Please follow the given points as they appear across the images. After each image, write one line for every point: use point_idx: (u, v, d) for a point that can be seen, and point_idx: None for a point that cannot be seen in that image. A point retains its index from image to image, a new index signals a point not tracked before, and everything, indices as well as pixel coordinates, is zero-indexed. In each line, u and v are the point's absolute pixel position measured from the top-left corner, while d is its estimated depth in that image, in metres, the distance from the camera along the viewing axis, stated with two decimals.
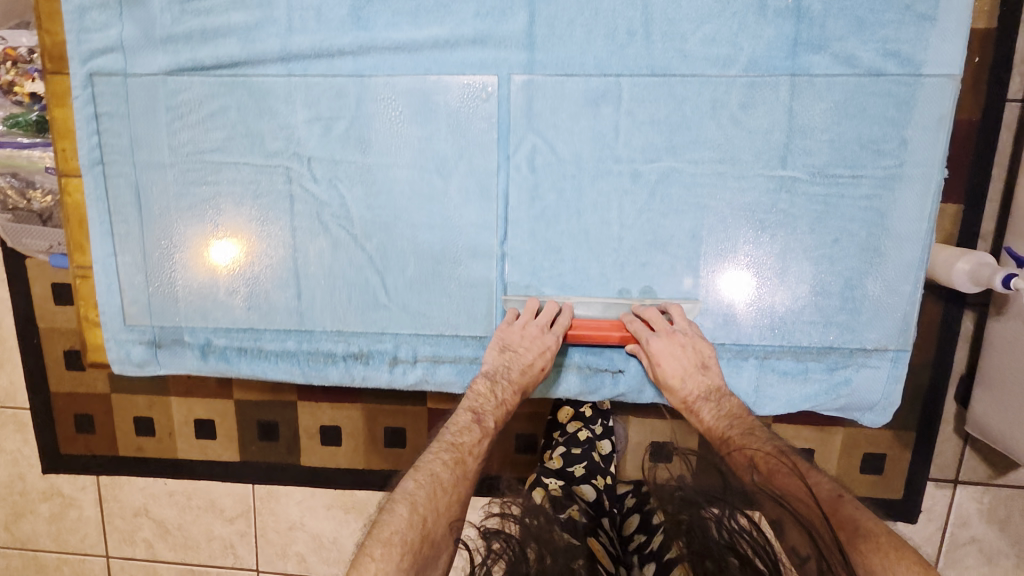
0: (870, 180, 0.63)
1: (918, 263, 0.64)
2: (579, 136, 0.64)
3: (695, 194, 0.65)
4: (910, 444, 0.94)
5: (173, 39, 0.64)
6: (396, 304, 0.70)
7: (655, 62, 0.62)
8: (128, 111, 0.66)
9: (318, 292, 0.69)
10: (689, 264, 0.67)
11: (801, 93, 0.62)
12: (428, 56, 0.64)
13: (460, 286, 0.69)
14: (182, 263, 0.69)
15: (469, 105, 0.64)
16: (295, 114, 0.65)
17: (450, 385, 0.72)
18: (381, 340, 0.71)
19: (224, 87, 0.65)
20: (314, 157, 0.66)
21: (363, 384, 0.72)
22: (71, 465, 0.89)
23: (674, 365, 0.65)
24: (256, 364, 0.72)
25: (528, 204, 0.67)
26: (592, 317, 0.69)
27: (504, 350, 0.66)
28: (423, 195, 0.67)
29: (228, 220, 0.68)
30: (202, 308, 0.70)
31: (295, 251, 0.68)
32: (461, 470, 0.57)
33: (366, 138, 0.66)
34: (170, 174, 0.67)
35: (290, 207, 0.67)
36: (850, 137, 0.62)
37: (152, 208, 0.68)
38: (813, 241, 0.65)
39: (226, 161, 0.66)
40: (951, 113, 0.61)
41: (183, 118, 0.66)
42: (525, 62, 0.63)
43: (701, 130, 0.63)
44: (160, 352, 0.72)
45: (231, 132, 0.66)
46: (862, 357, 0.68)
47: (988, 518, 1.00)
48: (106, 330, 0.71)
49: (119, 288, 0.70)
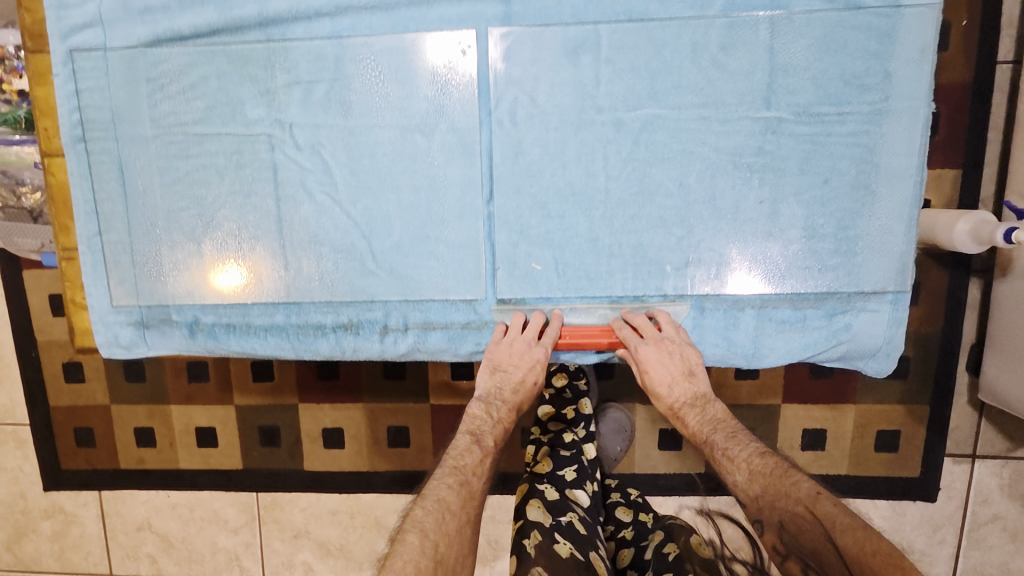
0: (857, 116, 0.62)
1: (911, 199, 0.63)
2: (560, 89, 0.64)
3: (681, 140, 0.63)
4: (924, 419, 0.97)
5: (151, 10, 0.65)
6: (383, 270, 0.69)
7: (632, 8, 0.61)
8: (109, 85, 0.67)
9: (304, 260, 0.69)
10: (677, 217, 0.65)
11: (780, 31, 0.61)
12: (405, 14, 0.63)
13: (447, 252, 0.68)
14: (170, 241, 0.70)
15: (448, 62, 0.64)
16: (274, 79, 0.66)
17: (441, 352, 0.71)
18: (370, 309, 0.71)
19: (203, 56, 0.66)
20: (296, 123, 0.67)
21: (355, 356, 0.72)
22: (72, 479, 1.04)
23: (662, 372, 0.68)
24: (248, 338, 0.73)
25: (512, 160, 0.65)
26: (585, 323, 0.69)
27: (495, 372, 0.70)
28: (406, 155, 0.66)
29: (214, 200, 0.69)
30: (189, 284, 0.71)
31: (280, 218, 0.69)
32: (467, 491, 0.66)
33: (346, 100, 0.66)
34: (152, 149, 0.68)
35: (273, 175, 0.68)
36: (834, 73, 0.61)
37: (135, 184, 0.69)
38: (803, 183, 0.64)
39: (208, 132, 0.67)
40: (933, 43, 0.60)
41: (163, 89, 0.67)
42: (502, 15, 0.62)
43: (682, 74, 0.62)
44: (148, 332, 0.74)
45: (211, 102, 0.67)
46: (861, 301, 0.66)
47: (1009, 493, 1.01)
48: (95, 313, 0.73)
49: (105, 268, 0.71)
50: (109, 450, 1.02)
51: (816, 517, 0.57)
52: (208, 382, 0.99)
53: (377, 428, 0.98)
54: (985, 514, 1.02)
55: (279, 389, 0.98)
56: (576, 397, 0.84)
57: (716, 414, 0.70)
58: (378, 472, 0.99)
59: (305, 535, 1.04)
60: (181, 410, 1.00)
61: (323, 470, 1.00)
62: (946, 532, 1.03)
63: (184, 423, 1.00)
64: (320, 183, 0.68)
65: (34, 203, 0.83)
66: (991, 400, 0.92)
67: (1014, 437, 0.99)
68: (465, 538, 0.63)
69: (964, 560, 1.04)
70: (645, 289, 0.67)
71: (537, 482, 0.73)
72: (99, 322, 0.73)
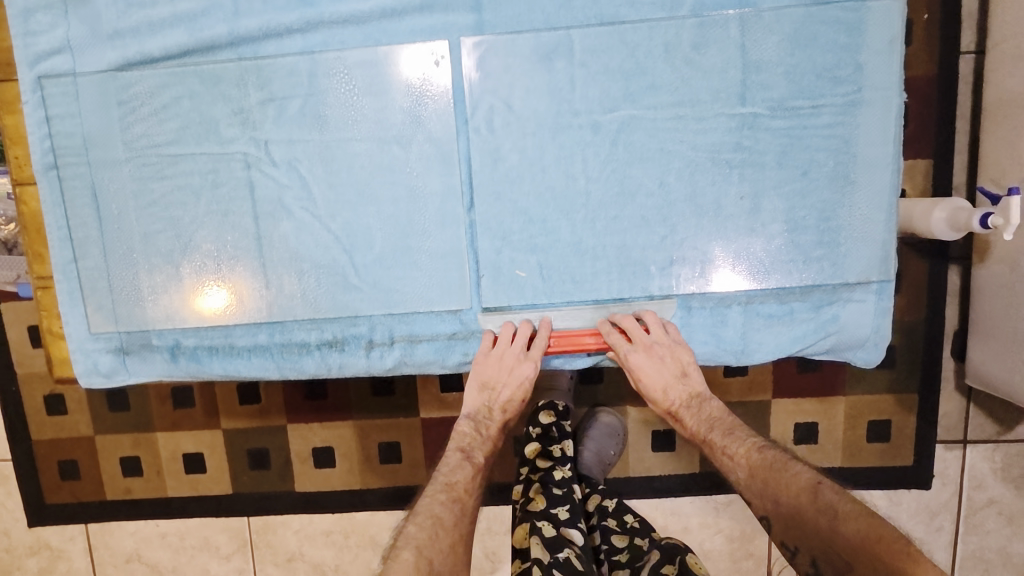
0: (831, 108, 0.62)
1: (888, 188, 0.63)
2: (536, 94, 0.64)
3: (659, 139, 0.64)
4: (914, 407, 0.98)
5: (120, 33, 0.64)
6: (367, 283, 0.68)
7: (604, 12, 0.62)
8: (79, 109, 0.66)
9: (285, 277, 0.69)
10: (659, 216, 0.65)
11: (750, 28, 0.61)
12: (378, 27, 0.63)
13: (430, 262, 0.68)
14: (148, 265, 0.69)
15: (423, 73, 0.64)
16: (248, 97, 0.65)
17: (429, 364, 0.70)
18: (355, 323, 0.70)
19: (174, 77, 0.65)
20: (272, 139, 0.66)
21: (341, 372, 0.71)
22: (57, 513, 1.01)
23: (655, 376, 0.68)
24: (231, 360, 0.71)
25: (491, 167, 0.65)
26: (574, 327, 0.69)
27: (484, 388, 0.70)
28: (385, 166, 0.66)
29: (191, 220, 0.68)
30: (169, 307, 0.70)
31: (259, 236, 0.68)
32: (460, 508, 0.65)
33: (322, 114, 0.65)
34: (126, 172, 0.67)
35: (251, 193, 0.67)
36: (806, 67, 0.62)
37: (110, 209, 0.68)
38: (782, 177, 0.64)
39: (182, 153, 0.67)
40: (901, 34, 0.61)
41: (135, 111, 0.66)
42: (474, 24, 0.63)
43: (656, 75, 0.63)
44: (129, 359, 0.72)
45: (185, 122, 0.66)
46: (846, 293, 0.66)
47: (1002, 477, 1.02)
48: (72, 341, 0.71)
49: (81, 295, 0.70)
50: (95, 482, 1.00)
51: (813, 506, 0.60)
52: (195, 407, 0.97)
53: (368, 445, 0.96)
54: (981, 499, 1.02)
55: (266, 410, 0.96)
56: (563, 436, 0.82)
57: (712, 414, 0.70)
58: (372, 490, 0.97)
59: (300, 558, 1.01)
60: (167, 437, 0.98)
61: (315, 491, 0.98)
62: (942, 519, 1.03)
63: (170, 450, 0.98)
64: (299, 199, 0.67)
65: (8, 234, 0.82)
66: (979, 384, 0.93)
67: (1003, 420, 1.00)
68: (459, 555, 0.62)
69: (962, 546, 1.04)
70: (632, 290, 0.67)
71: (535, 520, 0.71)
72: (76, 351, 0.72)
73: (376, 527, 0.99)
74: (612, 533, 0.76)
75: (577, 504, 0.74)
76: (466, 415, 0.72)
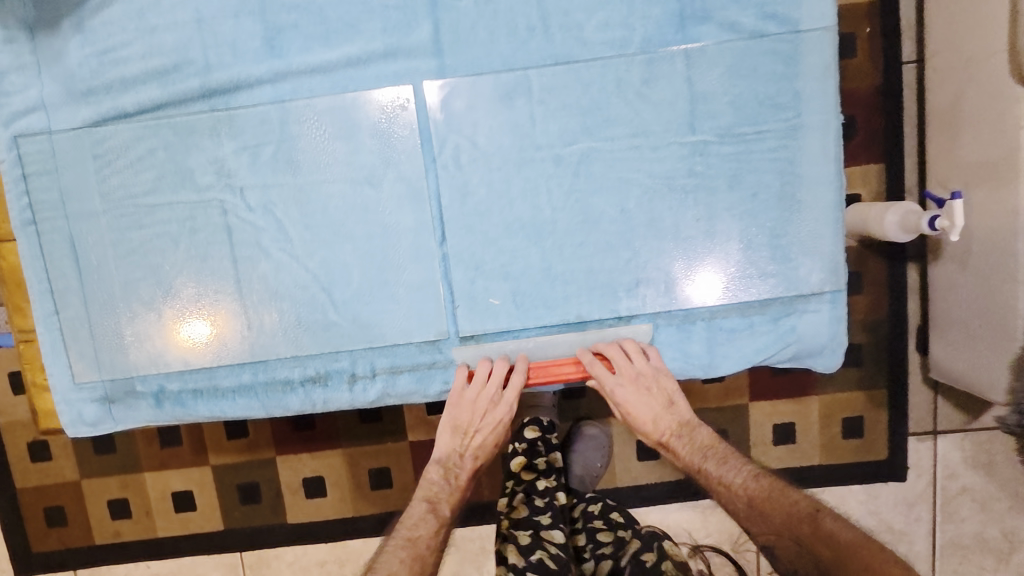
0: (775, 133, 0.67)
1: (834, 204, 0.67)
2: (498, 131, 0.67)
3: (617, 168, 0.67)
4: (883, 403, 1.02)
5: (94, 91, 0.67)
6: (345, 319, 0.70)
7: (557, 52, 0.66)
8: (55, 165, 0.68)
9: (266, 317, 0.70)
10: (623, 240, 0.69)
11: (695, 62, 0.66)
12: (344, 75, 0.67)
13: (407, 296, 0.70)
14: (128, 314, 0.71)
15: (389, 116, 0.67)
16: (222, 146, 0.68)
17: (411, 395, 0.73)
18: (336, 359, 0.72)
19: (149, 130, 0.67)
20: (247, 186, 0.68)
21: (325, 407, 0.73)
22: (44, 562, 1.01)
23: (643, 409, 0.72)
24: (217, 401, 0.73)
25: (460, 202, 0.68)
26: (552, 355, 0.72)
27: (461, 431, 0.74)
28: (358, 205, 0.69)
29: (171, 267, 0.70)
30: (151, 353, 0.71)
31: (238, 279, 0.70)
32: (420, 564, 0.68)
33: (294, 159, 0.68)
34: (103, 223, 0.69)
35: (229, 238, 0.69)
36: (748, 96, 0.66)
37: (89, 260, 0.70)
38: (735, 198, 0.68)
39: (159, 202, 0.69)
40: (833, 61, 0.65)
41: (111, 165, 0.68)
42: (436, 68, 0.66)
43: (610, 108, 0.66)
44: (114, 406, 0.73)
45: (160, 173, 0.68)
46: (802, 303, 0.70)
47: (973, 465, 1.06)
48: (56, 392, 0.72)
49: (64, 346, 0.71)
50: (83, 527, 0.99)
51: (816, 535, 0.63)
52: (182, 446, 0.97)
53: (358, 472, 0.98)
54: (955, 488, 1.06)
55: (254, 444, 0.97)
56: (549, 448, 0.84)
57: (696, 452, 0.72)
58: (364, 517, 0.98)
59: None
60: (155, 477, 0.98)
61: (307, 521, 0.99)
62: (920, 510, 1.07)
63: (159, 490, 0.98)
64: (275, 243, 0.69)
65: None
66: (943, 378, 0.97)
67: (968, 410, 1.05)
68: None
69: (942, 535, 1.07)
70: (601, 311, 0.70)
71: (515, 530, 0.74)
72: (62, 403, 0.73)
73: (369, 554, 1.00)
74: (596, 530, 0.79)
75: (559, 512, 0.77)
76: (436, 460, 0.75)
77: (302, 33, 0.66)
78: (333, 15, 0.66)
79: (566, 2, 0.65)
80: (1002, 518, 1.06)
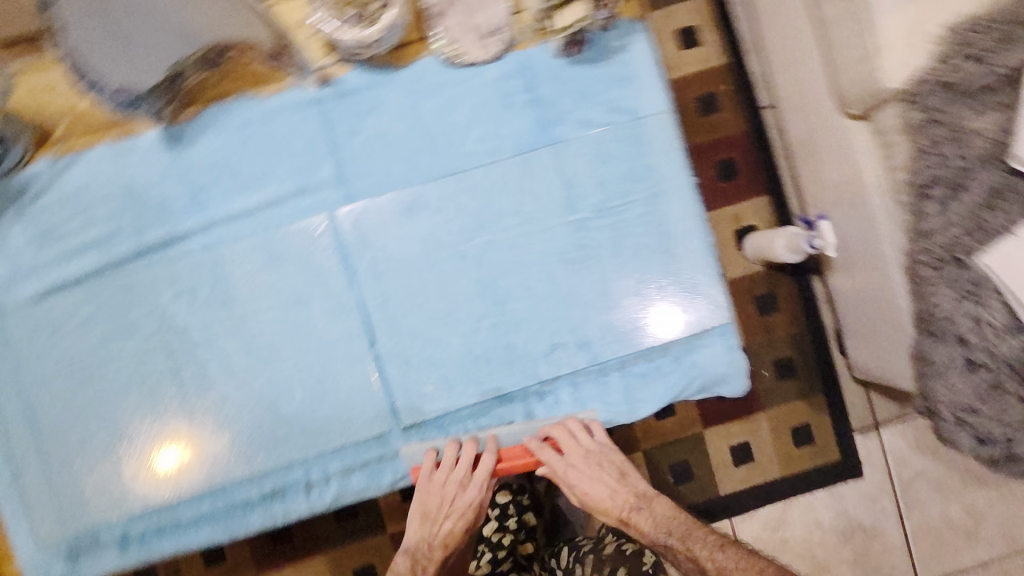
0: (640, 201, 0.78)
1: (702, 251, 0.78)
2: (405, 240, 0.76)
3: (514, 254, 0.77)
4: (824, 399, 1.17)
5: (38, 267, 0.74)
6: (293, 431, 0.76)
7: (445, 167, 0.77)
8: (8, 342, 0.74)
9: (217, 444, 0.75)
10: (533, 313, 0.78)
11: (562, 156, 0.77)
12: (263, 215, 0.76)
13: (347, 398, 0.76)
14: (86, 466, 0.75)
15: (307, 242, 0.76)
16: (159, 296, 0.75)
17: (366, 490, 0.77)
18: (290, 471, 0.76)
19: (91, 293, 0.75)
20: (186, 326, 0.75)
21: (291, 519, 0.77)
22: None
23: (596, 488, 0.89)
24: (180, 532, 0.76)
25: (381, 306, 0.76)
26: (509, 445, 0.80)
27: (430, 526, 0.81)
28: (290, 325, 0.76)
29: (122, 416, 0.75)
30: (110, 501, 0.75)
31: (189, 413, 0.75)
32: None
33: (228, 294, 0.75)
34: (55, 386, 0.74)
35: (175, 377, 0.75)
36: (612, 175, 0.78)
37: (43, 423, 0.74)
38: (620, 261, 0.78)
39: (106, 356, 0.75)
40: (674, 136, 0.78)
41: (58, 330, 0.74)
42: (344, 197, 0.76)
43: (499, 205, 0.77)
44: (79, 560, 0.75)
45: (105, 330, 0.75)
46: (698, 340, 0.79)
47: (898, 434, 1.19)
48: (23, 556, 0.75)
49: (24, 509, 0.74)
50: None
51: None
52: None
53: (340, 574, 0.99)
54: (888, 458, 1.19)
55: (232, 568, 0.98)
56: (520, 510, 1.11)
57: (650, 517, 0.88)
58: None
59: None
60: None
61: None
62: (865, 486, 1.18)
63: None
64: (220, 373, 0.75)
65: None
66: (870, 374, 1.07)
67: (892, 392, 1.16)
68: None
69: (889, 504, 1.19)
70: (526, 379, 0.78)
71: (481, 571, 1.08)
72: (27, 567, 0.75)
73: None
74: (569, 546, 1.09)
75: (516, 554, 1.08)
76: (404, 550, 0.82)
77: (222, 187, 0.76)
78: (249, 168, 0.77)
79: (446, 127, 0.77)
80: (935, 476, 1.19)
